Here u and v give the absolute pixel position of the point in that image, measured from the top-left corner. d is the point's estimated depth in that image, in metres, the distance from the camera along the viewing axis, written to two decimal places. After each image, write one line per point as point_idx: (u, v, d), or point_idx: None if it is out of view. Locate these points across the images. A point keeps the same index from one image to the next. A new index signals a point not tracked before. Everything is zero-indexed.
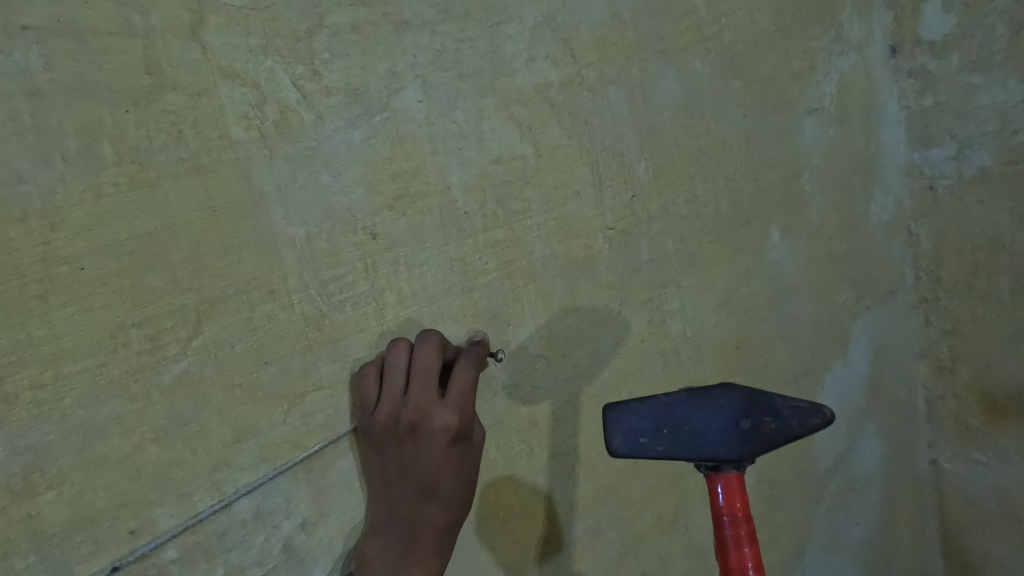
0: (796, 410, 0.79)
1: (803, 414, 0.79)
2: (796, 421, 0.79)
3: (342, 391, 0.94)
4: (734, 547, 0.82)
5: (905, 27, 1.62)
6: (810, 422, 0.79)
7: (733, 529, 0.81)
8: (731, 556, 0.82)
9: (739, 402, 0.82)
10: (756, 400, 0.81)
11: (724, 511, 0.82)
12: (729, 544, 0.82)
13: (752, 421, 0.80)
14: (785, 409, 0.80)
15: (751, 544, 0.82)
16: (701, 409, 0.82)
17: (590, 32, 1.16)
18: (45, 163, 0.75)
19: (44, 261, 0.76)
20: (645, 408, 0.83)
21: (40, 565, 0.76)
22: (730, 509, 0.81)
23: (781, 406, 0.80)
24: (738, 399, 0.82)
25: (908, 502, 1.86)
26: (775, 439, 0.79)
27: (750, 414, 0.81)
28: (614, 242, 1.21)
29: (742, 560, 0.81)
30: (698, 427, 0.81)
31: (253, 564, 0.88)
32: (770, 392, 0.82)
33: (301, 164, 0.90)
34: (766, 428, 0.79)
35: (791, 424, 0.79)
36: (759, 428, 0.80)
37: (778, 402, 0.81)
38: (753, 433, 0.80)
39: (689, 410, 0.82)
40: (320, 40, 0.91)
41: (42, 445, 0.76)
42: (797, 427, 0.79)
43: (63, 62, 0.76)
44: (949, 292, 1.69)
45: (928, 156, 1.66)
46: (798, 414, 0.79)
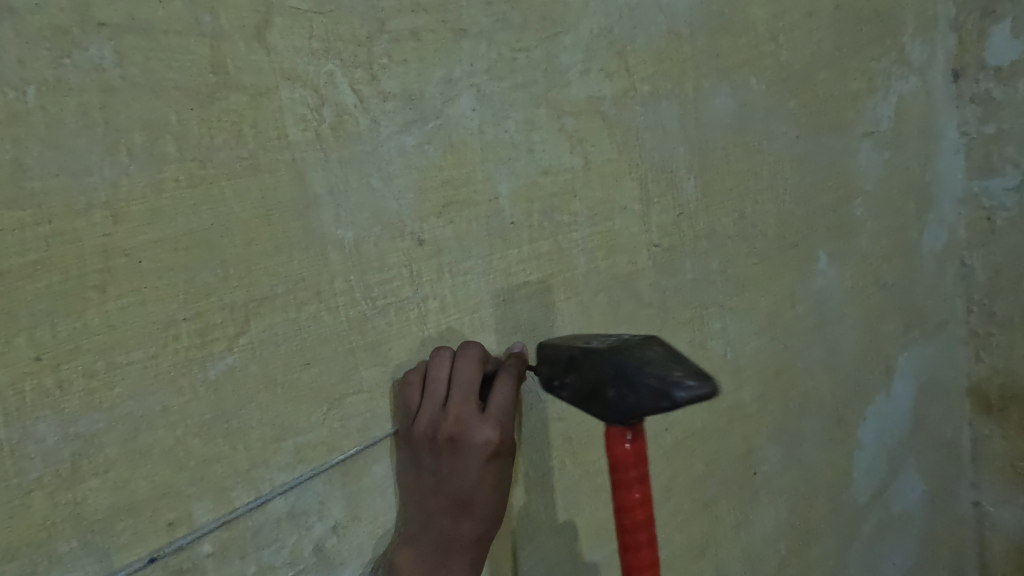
0: (650, 388, 0.72)
1: (659, 395, 0.72)
2: (649, 401, 0.72)
3: (383, 396, 0.94)
4: (623, 489, 0.77)
5: (969, 51, 1.55)
6: (663, 402, 0.72)
7: (623, 472, 0.76)
8: (620, 496, 0.77)
9: (613, 370, 0.76)
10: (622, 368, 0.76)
11: (615, 454, 0.76)
12: (618, 485, 0.77)
13: (618, 391, 0.75)
14: (637, 385, 0.73)
15: (641, 485, 0.77)
16: (586, 370, 0.79)
17: (646, 46, 1.14)
18: (111, 157, 0.76)
19: (104, 252, 0.76)
20: (554, 357, 0.85)
21: (82, 551, 0.77)
22: (620, 451, 0.76)
23: (638, 381, 0.73)
24: (611, 366, 0.76)
25: (946, 543, 1.79)
26: (630, 414, 0.74)
27: (617, 384, 0.75)
28: (660, 260, 1.19)
29: (629, 499, 0.77)
30: (582, 385, 0.79)
31: (285, 564, 0.88)
32: (638, 363, 0.75)
33: (355, 167, 0.90)
34: (626, 402, 0.74)
35: (644, 401, 0.72)
36: (619, 399, 0.75)
37: (636, 376, 0.74)
38: (618, 403, 0.75)
39: (577, 368, 0.81)
40: (379, 46, 0.91)
41: (92, 433, 0.76)
42: (650, 407, 0.72)
43: (134, 58, 0.77)
44: (1003, 328, 1.62)
45: (987, 185, 1.59)
46: (653, 392, 0.72)
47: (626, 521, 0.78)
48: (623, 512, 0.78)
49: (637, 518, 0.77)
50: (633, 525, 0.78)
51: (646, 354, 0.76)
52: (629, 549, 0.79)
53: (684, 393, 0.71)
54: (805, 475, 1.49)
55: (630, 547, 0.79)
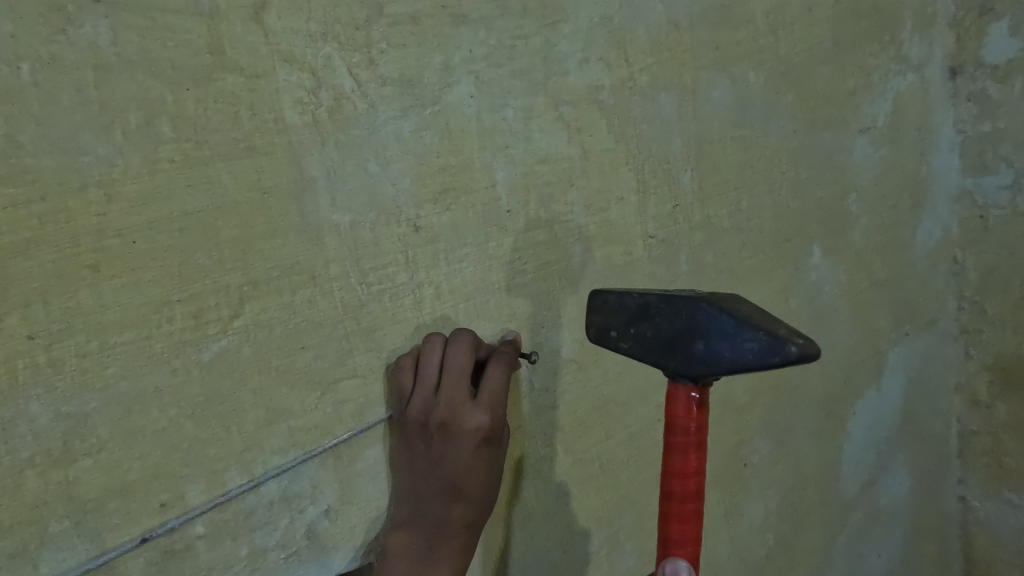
0: (753, 341, 0.67)
1: (763, 351, 0.67)
2: (748, 356, 0.67)
3: (376, 382, 0.94)
4: (680, 455, 0.75)
5: (967, 48, 1.56)
6: (769, 357, 0.67)
7: (683, 436, 0.74)
8: (674, 462, 0.75)
9: (700, 321, 0.71)
10: (724, 320, 0.69)
11: (676, 418, 0.74)
12: (674, 450, 0.75)
13: (710, 345, 0.70)
14: (740, 338, 0.68)
15: (698, 453, 0.75)
16: (665, 320, 0.74)
17: (645, 36, 1.14)
18: (106, 136, 0.76)
19: (98, 232, 0.76)
20: (623, 306, 0.79)
21: (73, 530, 0.77)
22: (683, 416, 0.74)
23: (740, 334, 0.68)
24: (699, 317, 0.71)
25: (932, 537, 1.81)
26: (724, 367, 0.69)
27: (710, 337, 0.70)
28: (655, 251, 1.19)
29: (685, 466, 0.74)
30: (661, 336, 0.74)
31: (277, 546, 0.89)
32: (737, 315, 0.69)
33: (351, 152, 0.90)
34: (716, 356, 0.70)
35: (742, 353, 0.68)
36: (710, 351, 0.70)
37: (738, 328, 0.68)
38: (708, 356, 0.70)
39: (655, 319, 0.75)
40: (378, 30, 0.91)
41: (84, 413, 0.76)
42: (749, 363, 0.68)
43: (129, 36, 0.76)
44: (992, 325, 1.64)
45: (981, 183, 1.60)
46: (757, 347, 0.67)
47: (676, 488, 0.76)
48: (673, 479, 0.75)
49: (689, 487, 0.75)
50: (684, 494, 0.75)
51: (744, 308, 0.71)
52: (674, 518, 0.76)
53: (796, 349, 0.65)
54: (795, 467, 1.51)
55: (676, 517, 0.76)
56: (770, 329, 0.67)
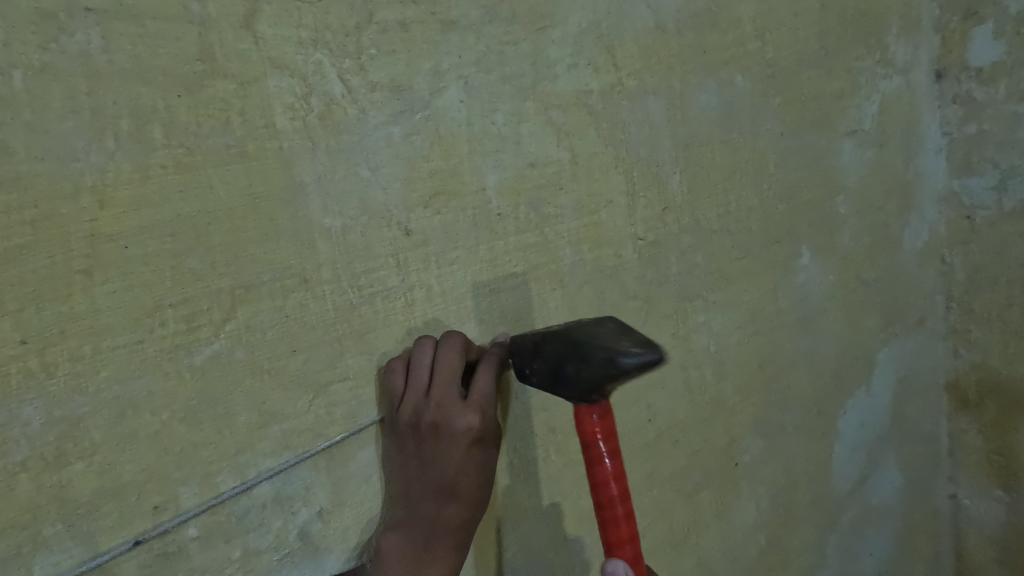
0: (601, 357, 0.78)
1: (608, 362, 0.77)
2: (600, 371, 0.77)
3: (368, 384, 0.95)
4: (596, 464, 0.82)
5: (952, 51, 1.58)
6: (613, 368, 0.77)
7: (593, 448, 0.82)
8: (592, 473, 0.82)
9: (569, 348, 0.81)
10: (580, 345, 0.81)
11: (586, 432, 0.82)
12: (591, 461, 0.83)
13: (577, 367, 0.80)
14: (587, 355, 0.79)
15: (613, 459, 0.82)
16: (548, 353, 0.84)
17: (633, 41, 1.15)
18: (98, 142, 0.76)
19: (91, 238, 0.77)
20: (518, 349, 0.90)
21: (67, 534, 0.77)
22: (590, 429, 0.82)
23: (587, 352, 0.79)
24: (568, 345, 0.82)
25: (923, 535, 1.83)
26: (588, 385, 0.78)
27: (574, 360, 0.80)
28: (644, 254, 1.21)
29: (602, 474, 0.82)
30: (546, 367, 0.84)
31: (270, 548, 0.89)
32: (588, 338, 0.81)
33: (342, 157, 0.91)
34: (584, 376, 0.79)
35: (595, 369, 0.78)
36: (574, 373, 0.80)
37: (586, 348, 0.79)
38: (578, 376, 0.79)
39: (541, 354, 0.86)
40: (368, 36, 0.92)
41: (77, 417, 0.77)
42: (603, 375, 0.77)
43: (121, 44, 0.77)
44: (980, 324, 1.66)
45: (967, 185, 1.62)
46: (603, 360, 0.77)
47: (602, 495, 0.82)
48: (597, 487, 0.82)
49: (611, 493, 0.82)
50: (608, 499, 0.82)
51: (596, 331, 0.82)
52: (609, 523, 0.82)
53: (634, 358, 0.76)
54: (786, 466, 1.52)
55: (609, 523, 0.82)
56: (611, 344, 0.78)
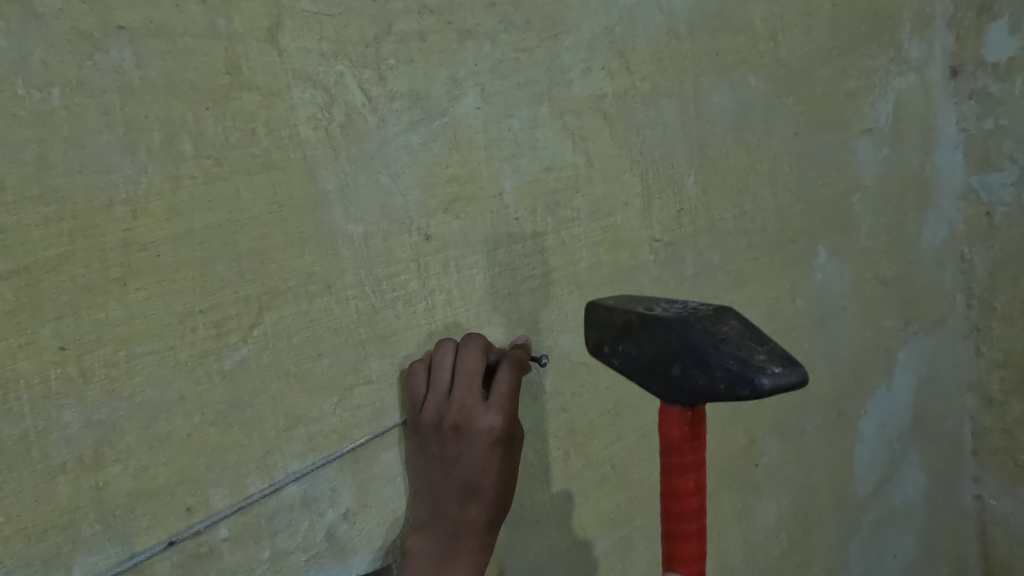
0: (727, 371, 0.64)
1: (737, 380, 0.63)
2: (723, 386, 0.64)
3: (391, 386, 0.97)
4: (676, 475, 0.73)
5: (967, 48, 1.57)
6: (738, 388, 0.64)
7: (680, 457, 0.72)
8: (672, 483, 0.73)
9: (683, 346, 0.67)
10: (696, 343, 0.66)
11: (671, 439, 0.72)
12: (671, 471, 0.73)
13: (687, 370, 0.67)
14: (710, 364, 0.65)
15: (696, 473, 0.73)
16: (647, 340, 0.71)
17: (646, 45, 1.17)
18: (131, 155, 0.79)
19: (125, 247, 0.79)
20: (609, 321, 0.76)
21: (104, 534, 0.80)
22: (678, 436, 0.71)
23: (710, 360, 0.65)
24: (682, 342, 0.67)
25: (949, 537, 1.81)
26: (701, 395, 0.67)
27: (686, 361, 0.67)
28: (661, 255, 1.21)
29: (683, 486, 0.73)
30: (641, 356, 0.72)
31: (298, 549, 0.91)
32: (709, 341, 0.66)
33: (363, 164, 0.93)
34: (695, 383, 0.67)
35: (716, 384, 0.65)
36: (685, 377, 0.67)
37: (709, 355, 0.65)
38: (685, 382, 0.67)
39: (639, 338, 0.72)
40: (387, 47, 0.94)
41: (113, 421, 0.79)
42: (723, 392, 0.65)
43: (152, 60, 0.80)
44: (1003, 322, 1.64)
45: (986, 181, 1.61)
46: (728, 376, 0.64)
47: (676, 509, 0.74)
48: (675, 499, 0.74)
49: (689, 506, 0.74)
50: (683, 514, 0.74)
51: (722, 331, 0.67)
52: (676, 537, 0.75)
53: (770, 383, 0.62)
54: (807, 467, 1.51)
55: (678, 536, 0.75)
56: (742, 359, 0.64)
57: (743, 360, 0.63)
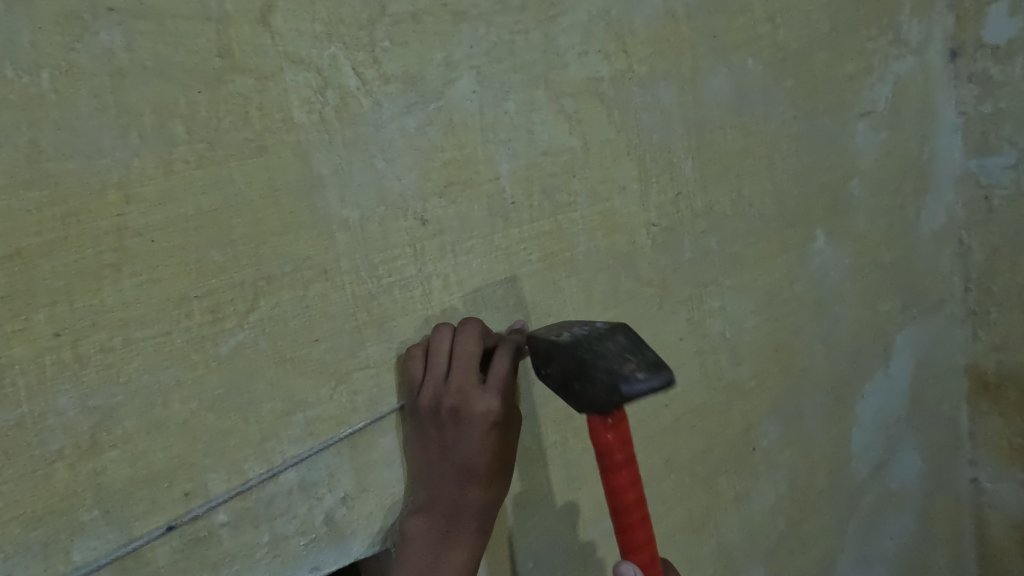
0: (607, 381, 0.75)
1: (612, 387, 0.75)
2: (605, 394, 0.75)
3: (388, 371, 0.97)
4: (612, 473, 0.80)
5: (967, 29, 1.56)
6: (616, 394, 0.75)
7: (610, 458, 0.79)
8: (609, 482, 0.81)
9: (577, 364, 0.78)
10: (586, 360, 0.78)
11: (601, 444, 0.79)
12: (607, 472, 0.80)
13: (581, 384, 0.78)
14: (595, 376, 0.76)
15: (628, 468, 0.80)
16: (552, 359, 0.82)
17: (643, 27, 1.15)
18: (123, 139, 0.78)
19: (119, 232, 0.79)
20: (527, 344, 0.88)
21: (103, 519, 0.80)
22: (606, 440, 0.79)
23: (595, 373, 0.77)
24: (576, 360, 0.79)
25: (945, 519, 1.82)
26: (592, 405, 0.77)
27: (580, 376, 0.78)
28: (658, 239, 1.21)
29: (618, 483, 0.80)
30: (550, 374, 0.83)
31: (296, 533, 0.92)
32: (595, 356, 0.78)
33: (358, 149, 0.92)
34: (585, 393, 0.77)
35: (601, 393, 0.75)
36: (580, 390, 0.78)
37: (594, 368, 0.77)
38: (581, 394, 0.78)
39: (547, 358, 0.83)
40: (380, 29, 0.93)
41: (110, 406, 0.79)
42: (605, 400, 0.75)
43: (143, 42, 0.79)
44: (1000, 306, 1.64)
45: (984, 164, 1.60)
46: (609, 385, 0.75)
47: (618, 504, 0.81)
48: (614, 495, 0.81)
49: (628, 500, 0.81)
50: (626, 507, 0.81)
51: (608, 347, 0.79)
52: (626, 530, 0.82)
53: (637, 387, 0.74)
54: (805, 450, 1.52)
55: (627, 528, 0.82)
56: (618, 369, 0.76)
57: (618, 371, 0.75)
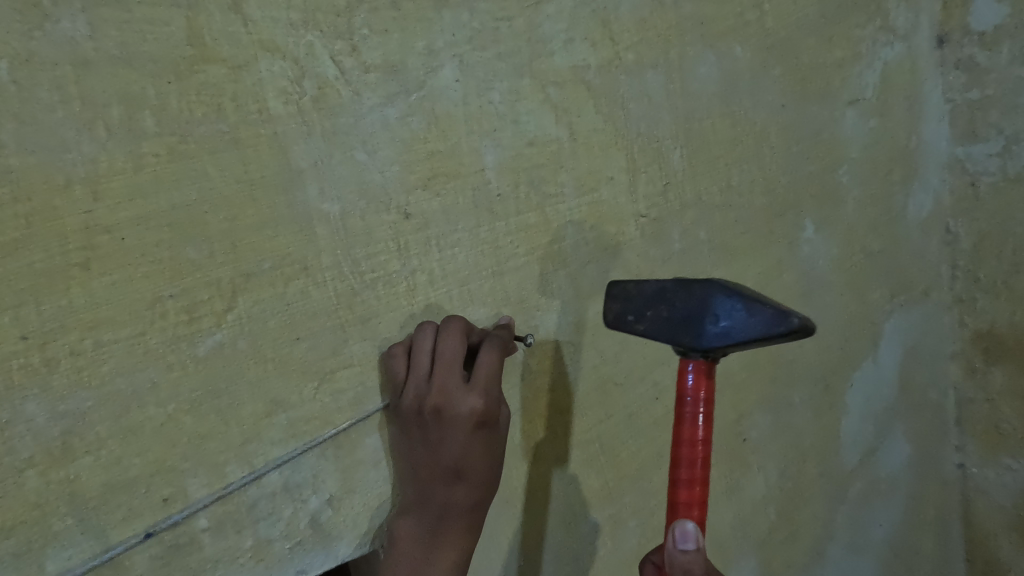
0: (763, 315, 0.77)
1: (773, 322, 0.77)
2: (761, 327, 0.77)
3: (372, 370, 0.94)
4: (688, 424, 0.82)
5: (953, 16, 1.56)
6: (774, 328, 0.77)
7: (692, 406, 0.81)
8: (683, 431, 0.82)
9: (716, 300, 0.80)
10: (732, 297, 0.79)
11: (686, 391, 0.82)
12: (683, 421, 0.82)
13: (725, 320, 0.79)
14: (749, 310, 0.78)
15: (706, 423, 0.82)
16: (682, 302, 0.82)
17: (629, 14, 1.13)
18: (88, 132, 0.75)
19: (87, 230, 0.76)
20: (636, 292, 0.87)
21: (77, 528, 0.77)
22: (692, 388, 0.82)
23: (749, 309, 0.78)
24: (715, 297, 0.80)
25: (934, 506, 1.83)
26: (740, 339, 0.78)
27: (725, 313, 0.79)
28: (647, 231, 1.19)
29: (693, 435, 0.82)
30: (675, 316, 0.83)
31: (281, 537, 0.89)
32: (745, 293, 0.80)
33: (338, 141, 0.89)
34: (736, 330, 0.78)
35: (756, 327, 0.77)
36: (724, 325, 0.79)
37: (748, 303, 0.78)
38: (721, 331, 0.79)
39: (672, 300, 0.83)
40: (359, 16, 0.90)
41: (81, 411, 0.76)
42: (760, 334, 0.77)
43: (107, 31, 0.75)
44: (987, 292, 1.65)
45: (971, 151, 1.60)
46: (765, 319, 0.77)
47: (684, 456, 0.83)
48: (682, 447, 0.83)
49: (695, 455, 0.82)
50: (690, 461, 0.83)
51: (746, 291, 0.81)
52: (683, 483, 0.84)
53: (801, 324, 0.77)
54: (794, 440, 1.52)
55: (684, 483, 0.84)
56: (775, 304, 0.77)
57: (778, 305, 0.77)
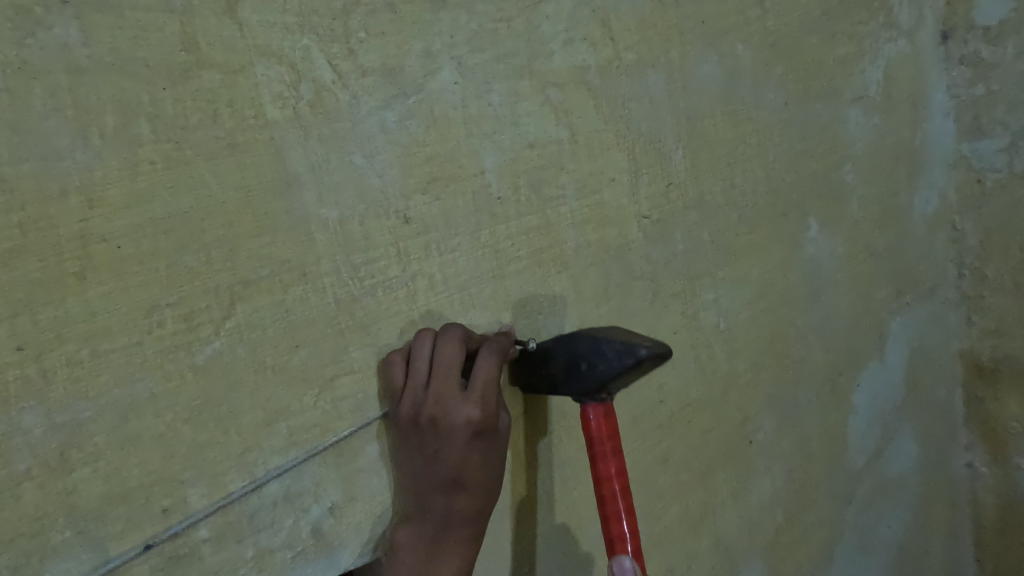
0: (615, 350, 0.89)
1: (624, 354, 0.88)
2: (616, 361, 0.88)
3: (372, 377, 0.94)
4: (601, 460, 0.92)
5: (957, 11, 1.54)
6: (626, 359, 0.88)
7: (600, 444, 0.92)
8: (599, 468, 0.92)
9: (585, 346, 0.92)
10: (595, 341, 0.91)
11: (594, 433, 0.92)
12: (597, 459, 0.92)
13: (592, 362, 0.91)
14: (604, 350, 0.90)
15: (616, 456, 0.92)
16: (562, 355, 0.95)
17: (629, 13, 1.12)
18: (83, 140, 0.74)
19: (82, 239, 0.75)
20: (530, 355, 1.00)
21: (76, 540, 0.76)
22: (597, 428, 0.92)
23: (603, 349, 0.90)
24: (583, 344, 0.92)
25: (943, 506, 1.81)
26: (603, 377, 0.89)
27: (590, 357, 0.91)
28: (649, 232, 1.18)
29: (606, 470, 0.91)
30: (559, 369, 0.95)
31: (283, 546, 0.88)
32: (599, 337, 0.92)
33: (335, 146, 0.88)
34: (601, 368, 0.90)
35: (612, 362, 0.89)
36: (591, 368, 0.91)
37: (602, 344, 0.90)
38: (592, 372, 0.90)
39: (555, 355, 0.96)
40: (356, 19, 0.89)
41: (79, 422, 0.76)
42: (618, 366, 0.88)
43: (101, 36, 0.74)
44: (994, 289, 1.63)
45: (977, 147, 1.59)
46: (618, 352, 0.88)
47: (604, 491, 0.92)
48: (600, 483, 0.92)
49: (613, 488, 0.91)
50: (610, 495, 0.91)
51: (608, 333, 0.94)
52: (611, 518, 0.91)
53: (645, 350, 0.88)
54: (801, 441, 1.50)
55: (611, 517, 0.91)
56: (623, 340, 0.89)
57: (626, 340, 0.88)
